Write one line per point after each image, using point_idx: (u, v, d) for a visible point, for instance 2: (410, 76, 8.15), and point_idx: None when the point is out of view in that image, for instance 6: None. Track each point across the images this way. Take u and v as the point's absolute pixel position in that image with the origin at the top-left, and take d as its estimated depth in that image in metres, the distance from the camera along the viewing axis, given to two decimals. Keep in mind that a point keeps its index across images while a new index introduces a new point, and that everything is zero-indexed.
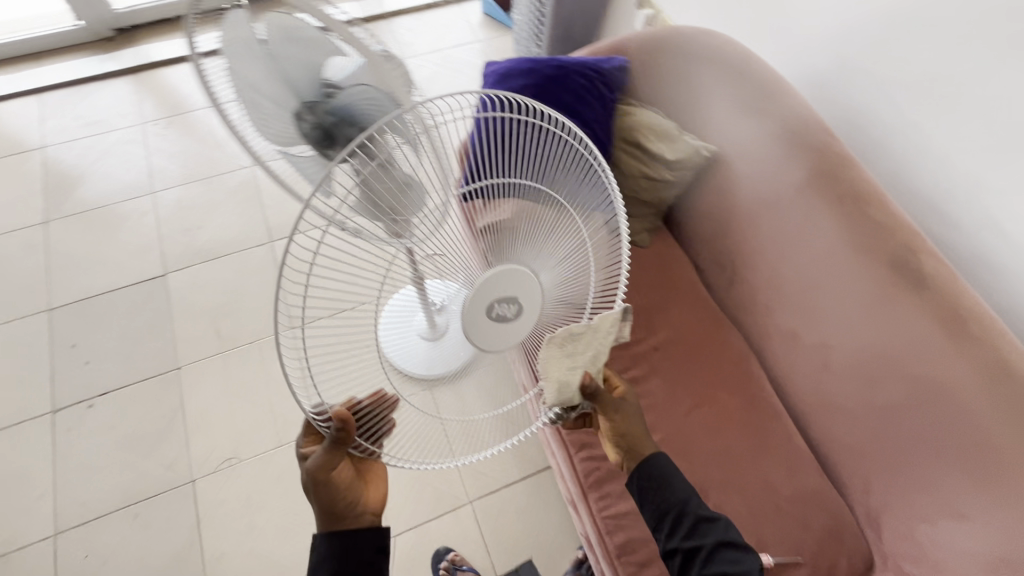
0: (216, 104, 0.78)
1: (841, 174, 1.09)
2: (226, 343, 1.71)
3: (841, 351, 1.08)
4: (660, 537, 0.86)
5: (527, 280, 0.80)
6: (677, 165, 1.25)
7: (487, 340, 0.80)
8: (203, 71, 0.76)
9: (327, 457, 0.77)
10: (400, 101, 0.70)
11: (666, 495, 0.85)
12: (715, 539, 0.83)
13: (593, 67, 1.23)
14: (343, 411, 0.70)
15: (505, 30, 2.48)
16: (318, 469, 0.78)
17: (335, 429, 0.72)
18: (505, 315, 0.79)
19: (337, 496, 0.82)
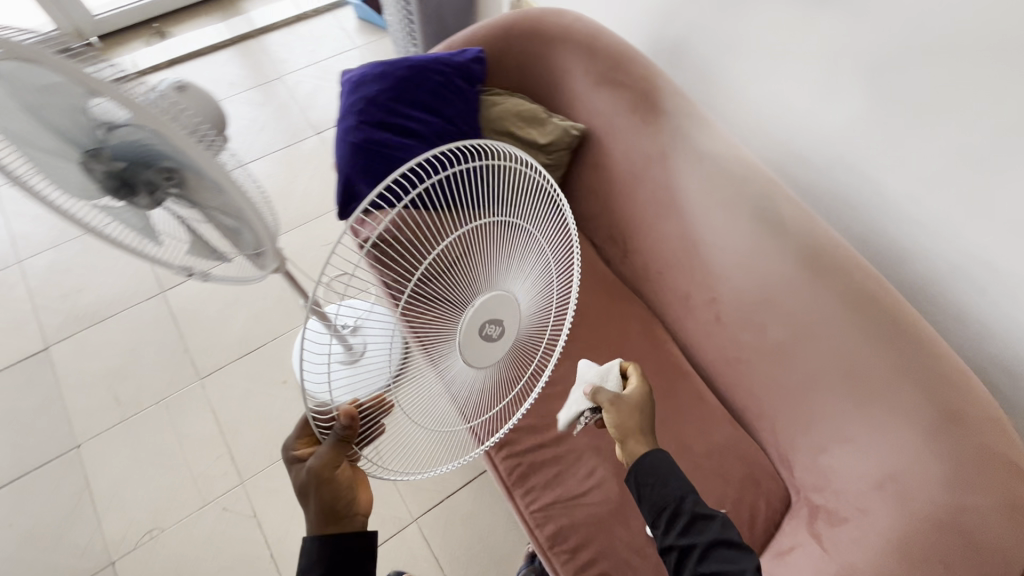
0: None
1: (699, 134, 1.11)
2: (128, 409, 1.59)
3: (728, 304, 1.10)
4: (656, 532, 0.79)
5: (509, 302, 0.86)
6: (552, 148, 1.25)
7: (475, 358, 0.84)
8: None
9: (334, 451, 0.79)
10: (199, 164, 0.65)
11: (665, 491, 0.79)
12: (711, 536, 0.76)
13: (446, 63, 1.21)
14: (352, 409, 0.77)
15: (382, 33, 2.41)
16: (323, 464, 0.79)
17: (340, 427, 0.77)
18: (492, 336, 0.84)
19: (336, 496, 0.81)
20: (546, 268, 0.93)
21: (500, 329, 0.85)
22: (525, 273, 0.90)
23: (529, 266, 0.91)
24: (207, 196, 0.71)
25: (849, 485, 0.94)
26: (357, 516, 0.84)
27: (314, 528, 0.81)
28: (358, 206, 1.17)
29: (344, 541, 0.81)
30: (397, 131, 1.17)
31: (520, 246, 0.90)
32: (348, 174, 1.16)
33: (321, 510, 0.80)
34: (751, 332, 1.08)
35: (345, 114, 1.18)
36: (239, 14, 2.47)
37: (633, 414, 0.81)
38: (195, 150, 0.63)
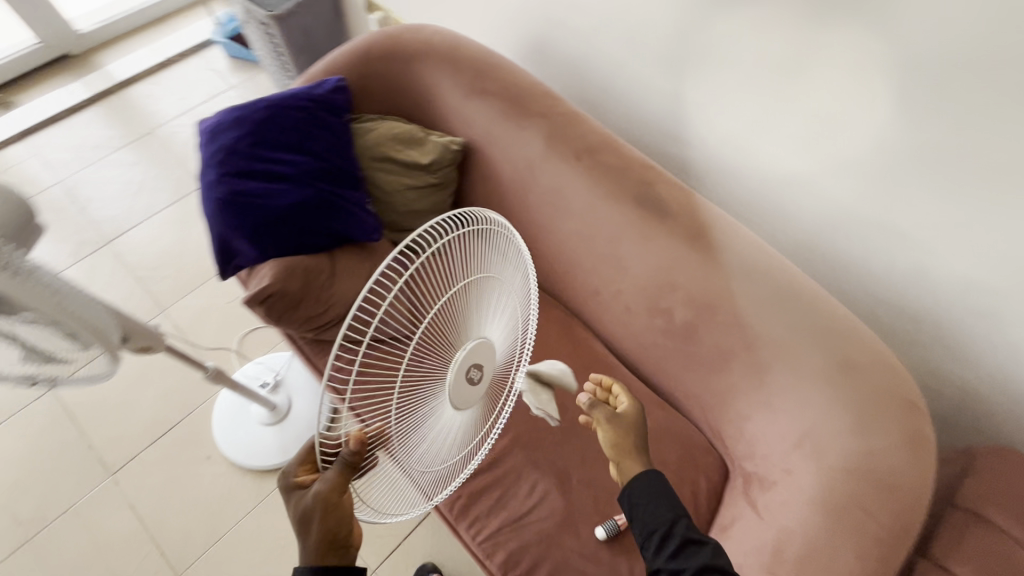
0: None
1: (573, 130, 1.11)
2: (32, 526, 1.42)
3: (634, 293, 1.11)
4: (646, 555, 0.75)
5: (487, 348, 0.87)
6: (435, 166, 1.21)
7: (459, 403, 0.84)
8: None
9: (342, 476, 0.78)
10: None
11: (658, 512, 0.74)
12: (699, 563, 0.71)
13: (305, 97, 1.14)
14: (361, 435, 0.77)
15: (258, 68, 2.29)
16: (330, 490, 0.77)
17: (349, 454, 0.77)
18: (478, 380, 0.85)
19: (340, 529, 0.79)
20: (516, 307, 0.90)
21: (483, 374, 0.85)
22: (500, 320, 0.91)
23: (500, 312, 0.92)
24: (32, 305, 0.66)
25: (773, 449, 0.96)
26: (353, 545, 0.83)
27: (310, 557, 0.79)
28: (239, 263, 1.09)
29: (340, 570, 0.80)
30: (264, 178, 1.09)
31: (498, 294, 0.93)
32: (219, 232, 1.07)
33: (322, 537, 0.78)
34: (660, 317, 1.08)
35: (203, 168, 1.09)
36: (96, 69, 2.28)
37: (629, 431, 0.79)
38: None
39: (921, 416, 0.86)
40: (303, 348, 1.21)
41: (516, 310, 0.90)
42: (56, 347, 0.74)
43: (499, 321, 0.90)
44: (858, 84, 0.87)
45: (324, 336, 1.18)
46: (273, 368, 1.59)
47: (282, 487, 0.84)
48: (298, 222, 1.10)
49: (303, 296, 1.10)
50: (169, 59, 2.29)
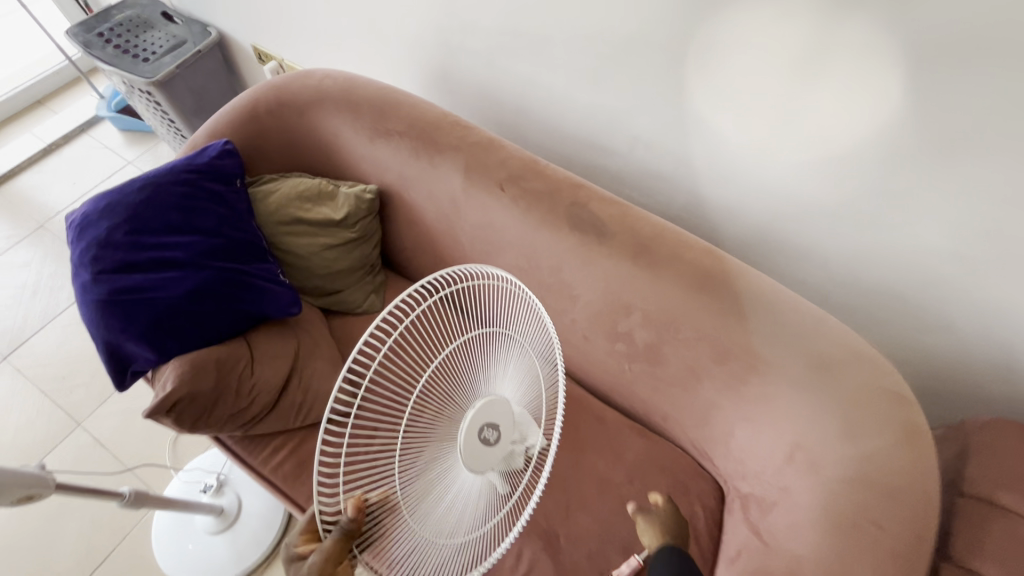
0: None
1: (493, 157, 1.02)
2: None
3: (588, 320, 1.02)
4: None
5: (503, 408, 0.79)
6: (350, 220, 1.09)
7: (475, 465, 0.76)
8: None
9: (337, 546, 0.75)
10: None
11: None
12: None
13: (187, 169, 1.01)
14: (360, 500, 0.77)
15: (156, 139, 2.12)
16: (324, 562, 0.74)
17: (347, 522, 0.77)
18: (495, 440, 0.77)
19: None
20: (530, 365, 0.83)
21: (500, 435, 0.77)
22: (516, 376, 0.83)
23: (512, 369, 0.84)
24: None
25: (766, 465, 0.88)
26: None
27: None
28: (139, 368, 0.93)
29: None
30: (152, 268, 0.94)
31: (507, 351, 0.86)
32: (105, 339, 0.92)
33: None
34: (621, 341, 0.99)
35: (77, 269, 0.94)
36: None
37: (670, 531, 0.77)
38: None
39: (911, 404, 0.80)
40: (230, 449, 1.06)
41: (528, 367, 0.83)
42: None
43: (513, 375, 0.83)
44: (774, 58, 0.82)
45: (254, 433, 1.03)
46: (214, 468, 1.42)
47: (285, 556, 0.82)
48: (201, 310, 0.96)
49: (219, 393, 0.95)
50: (53, 143, 2.08)
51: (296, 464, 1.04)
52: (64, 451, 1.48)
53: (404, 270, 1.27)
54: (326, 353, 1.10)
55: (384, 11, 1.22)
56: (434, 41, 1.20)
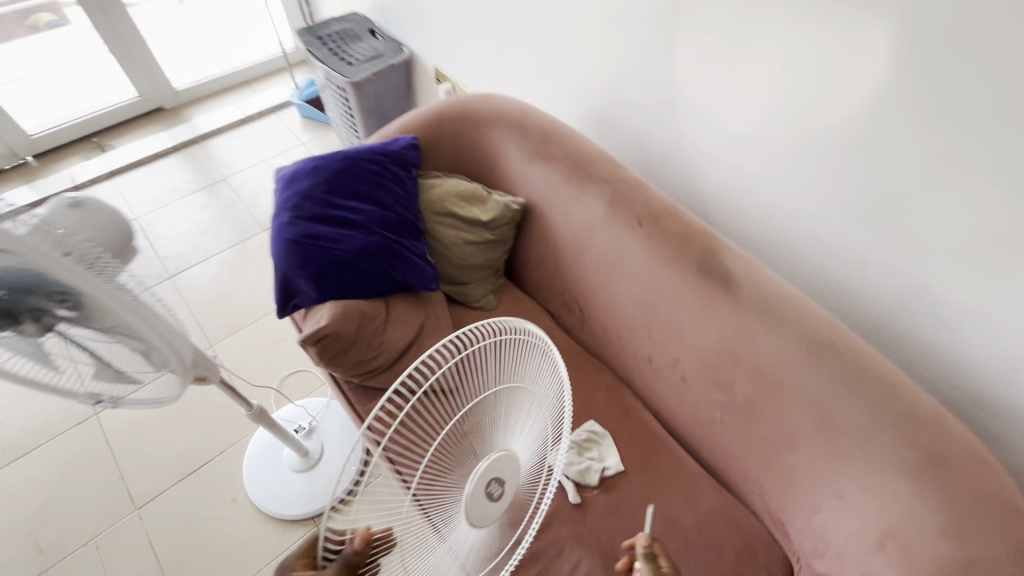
0: None
1: (635, 195, 1.12)
2: (51, 556, 1.40)
3: (692, 363, 1.07)
4: None
5: (510, 463, 0.85)
6: (495, 223, 1.24)
7: (480, 518, 0.82)
8: None
9: None
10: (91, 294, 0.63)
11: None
12: None
13: (380, 152, 1.21)
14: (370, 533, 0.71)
15: (327, 128, 2.46)
16: None
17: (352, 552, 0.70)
18: (497, 493, 0.83)
19: None
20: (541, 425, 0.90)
21: (502, 490, 0.84)
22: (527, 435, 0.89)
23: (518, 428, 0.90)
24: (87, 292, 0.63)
25: (850, 547, 0.88)
26: None
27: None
28: (299, 302, 1.11)
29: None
30: (335, 224, 1.13)
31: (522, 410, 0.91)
32: (284, 272, 1.11)
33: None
34: (719, 390, 1.03)
35: (278, 211, 1.14)
36: (184, 121, 2.48)
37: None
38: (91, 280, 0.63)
39: None
40: (344, 391, 1.20)
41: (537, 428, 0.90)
42: (117, 359, 0.75)
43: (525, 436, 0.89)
44: (937, 162, 0.87)
45: (369, 383, 1.17)
46: (309, 413, 1.58)
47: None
48: (360, 266, 1.12)
49: (354, 341, 1.10)
50: (249, 116, 2.48)
51: None
52: None
53: (522, 280, 1.40)
54: (444, 332, 1.23)
55: (563, 56, 1.39)
56: (602, 89, 1.35)
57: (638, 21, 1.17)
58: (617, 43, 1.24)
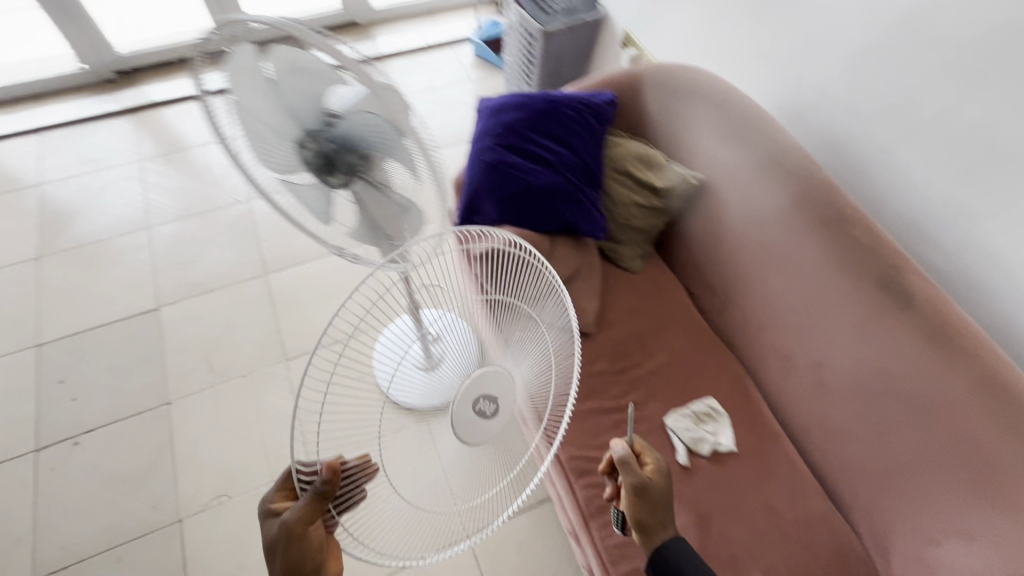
0: (223, 143, 0.74)
1: (826, 196, 1.12)
2: (217, 378, 1.68)
3: (838, 372, 1.10)
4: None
5: (503, 381, 0.94)
6: (668, 192, 1.28)
7: (469, 435, 0.89)
8: (210, 111, 0.72)
9: (311, 506, 0.73)
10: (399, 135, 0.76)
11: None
12: None
13: (581, 100, 1.27)
14: (337, 463, 0.72)
15: (495, 71, 2.55)
16: (296, 520, 0.72)
17: (319, 482, 0.71)
18: (487, 412, 0.91)
19: (307, 560, 0.75)
20: (542, 349, 1.00)
21: (494, 408, 0.92)
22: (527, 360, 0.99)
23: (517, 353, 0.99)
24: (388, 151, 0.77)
25: None
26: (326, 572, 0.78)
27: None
28: (478, 220, 1.23)
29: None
30: (528, 158, 1.23)
31: (523, 337, 1.00)
32: (472, 190, 1.22)
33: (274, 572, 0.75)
34: (860, 404, 1.07)
35: (480, 135, 1.24)
36: (371, 39, 2.64)
37: (658, 486, 0.86)
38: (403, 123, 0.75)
39: None
40: None
41: (540, 354, 1.00)
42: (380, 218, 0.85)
43: (523, 359, 0.99)
44: None
45: None
46: None
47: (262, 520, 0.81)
48: (542, 201, 1.22)
49: None
50: (428, 44, 2.60)
51: None
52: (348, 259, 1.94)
53: (670, 254, 1.44)
54: (593, 281, 1.32)
55: (775, 44, 1.36)
56: (810, 85, 1.31)
57: (881, 23, 1.12)
58: (847, 42, 1.20)
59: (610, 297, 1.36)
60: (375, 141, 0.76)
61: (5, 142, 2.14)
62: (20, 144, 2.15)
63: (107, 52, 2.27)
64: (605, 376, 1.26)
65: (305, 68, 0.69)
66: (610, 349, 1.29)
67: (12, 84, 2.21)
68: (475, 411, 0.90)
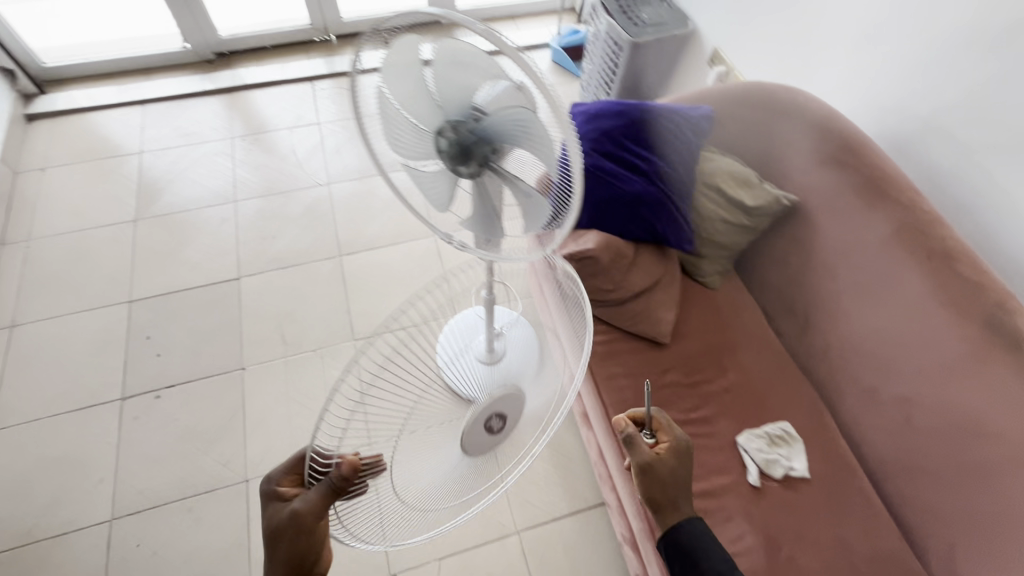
0: (359, 116, 0.84)
1: (931, 229, 1.10)
2: (289, 350, 1.76)
3: (927, 409, 1.07)
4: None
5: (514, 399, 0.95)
6: (758, 211, 1.28)
7: (469, 442, 0.91)
8: (357, 87, 0.79)
9: (322, 501, 0.68)
10: (532, 136, 0.73)
11: (703, 554, 0.85)
12: None
13: (679, 113, 1.28)
14: (357, 461, 0.67)
15: (572, 78, 2.57)
16: (307, 512, 0.69)
17: (336, 478, 0.67)
18: (493, 426, 0.92)
19: (313, 550, 0.71)
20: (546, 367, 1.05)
21: (500, 425, 0.94)
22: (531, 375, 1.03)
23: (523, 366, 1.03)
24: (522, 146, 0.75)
25: None
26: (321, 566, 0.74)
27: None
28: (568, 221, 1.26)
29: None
30: (624, 166, 1.24)
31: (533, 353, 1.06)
32: None
33: (279, 562, 0.71)
34: (950, 444, 1.04)
35: None
36: None
37: (669, 461, 0.89)
38: (540, 125, 0.71)
39: None
40: None
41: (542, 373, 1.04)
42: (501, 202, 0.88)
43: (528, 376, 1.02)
44: None
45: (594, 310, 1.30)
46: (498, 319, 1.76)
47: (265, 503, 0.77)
48: (633, 209, 1.24)
49: (604, 271, 1.23)
50: None
51: (605, 350, 1.29)
52: (419, 249, 1.99)
53: (749, 273, 1.43)
54: (672, 292, 1.32)
55: (886, 70, 1.33)
56: (917, 115, 1.28)
57: (1007, 57, 1.09)
58: (971, 73, 1.16)
59: (686, 309, 1.36)
60: (508, 137, 0.76)
61: (113, 111, 2.30)
62: (126, 114, 2.30)
63: (210, 33, 2.40)
64: (678, 388, 1.26)
65: (460, 58, 0.71)
66: (683, 361, 1.29)
67: (123, 59, 2.38)
68: (485, 424, 0.91)
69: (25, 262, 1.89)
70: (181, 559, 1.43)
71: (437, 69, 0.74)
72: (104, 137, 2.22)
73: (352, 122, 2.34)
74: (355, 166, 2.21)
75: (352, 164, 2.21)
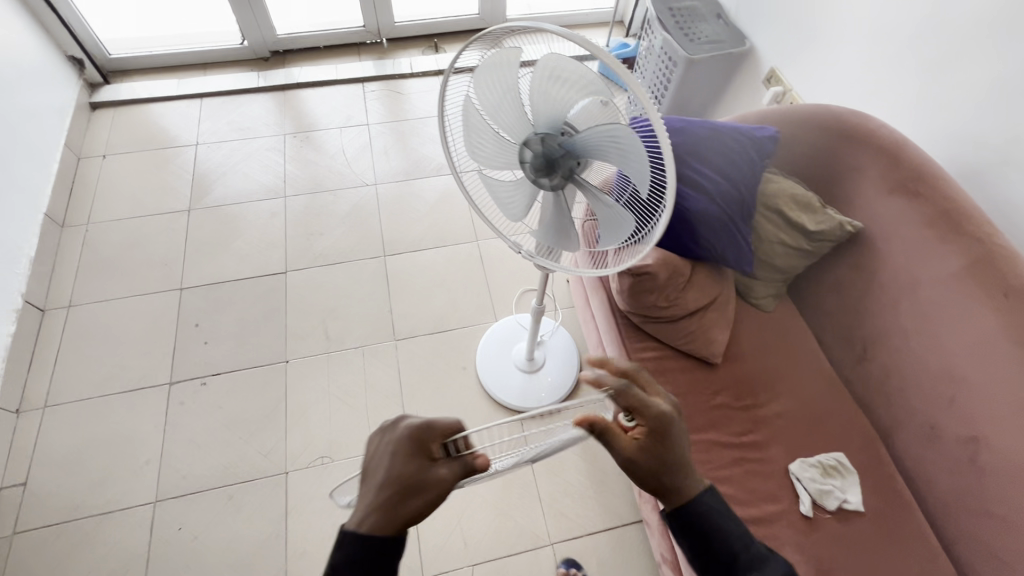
0: (443, 114, 0.88)
1: (1008, 265, 1.06)
2: (332, 345, 1.79)
3: (996, 451, 1.03)
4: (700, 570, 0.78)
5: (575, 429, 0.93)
6: (819, 235, 1.26)
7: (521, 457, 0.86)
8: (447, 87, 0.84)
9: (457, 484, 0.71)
10: (623, 153, 0.73)
11: (718, 531, 0.76)
12: None
13: (743, 133, 1.27)
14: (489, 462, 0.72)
15: None
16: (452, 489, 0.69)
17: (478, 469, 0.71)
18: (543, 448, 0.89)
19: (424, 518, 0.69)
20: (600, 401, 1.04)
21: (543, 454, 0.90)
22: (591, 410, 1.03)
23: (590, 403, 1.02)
24: (612, 160, 0.75)
25: None
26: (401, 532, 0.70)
27: (364, 522, 0.66)
28: None
29: (368, 551, 0.65)
30: (686, 183, 1.23)
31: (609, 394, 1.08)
32: None
33: (403, 517, 0.66)
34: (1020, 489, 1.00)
35: None
36: None
37: (651, 452, 0.76)
38: (631, 144, 0.71)
39: None
40: (615, 325, 1.34)
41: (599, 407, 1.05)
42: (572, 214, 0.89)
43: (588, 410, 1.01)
44: None
45: (647, 326, 1.29)
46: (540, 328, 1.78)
47: (382, 446, 0.71)
48: (694, 226, 1.23)
49: (660, 288, 1.22)
50: None
51: (656, 368, 1.28)
52: (461, 253, 2.00)
53: (803, 298, 1.41)
54: (727, 313, 1.31)
55: (959, 100, 1.30)
56: (993, 147, 1.25)
57: None
58: None
59: (739, 331, 1.34)
60: (596, 153, 0.77)
61: (171, 103, 2.37)
62: (184, 107, 2.37)
63: (268, 31, 2.47)
64: (729, 411, 1.25)
65: (557, 72, 0.71)
66: (735, 384, 1.28)
67: (184, 53, 2.46)
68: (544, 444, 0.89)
69: (84, 245, 1.95)
70: (221, 546, 1.46)
71: (534, 80, 0.74)
72: (162, 128, 2.29)
73: (399, 124, 2.37)
74: (401, 168, 2.24)
75: (398, 166, 2.24)
